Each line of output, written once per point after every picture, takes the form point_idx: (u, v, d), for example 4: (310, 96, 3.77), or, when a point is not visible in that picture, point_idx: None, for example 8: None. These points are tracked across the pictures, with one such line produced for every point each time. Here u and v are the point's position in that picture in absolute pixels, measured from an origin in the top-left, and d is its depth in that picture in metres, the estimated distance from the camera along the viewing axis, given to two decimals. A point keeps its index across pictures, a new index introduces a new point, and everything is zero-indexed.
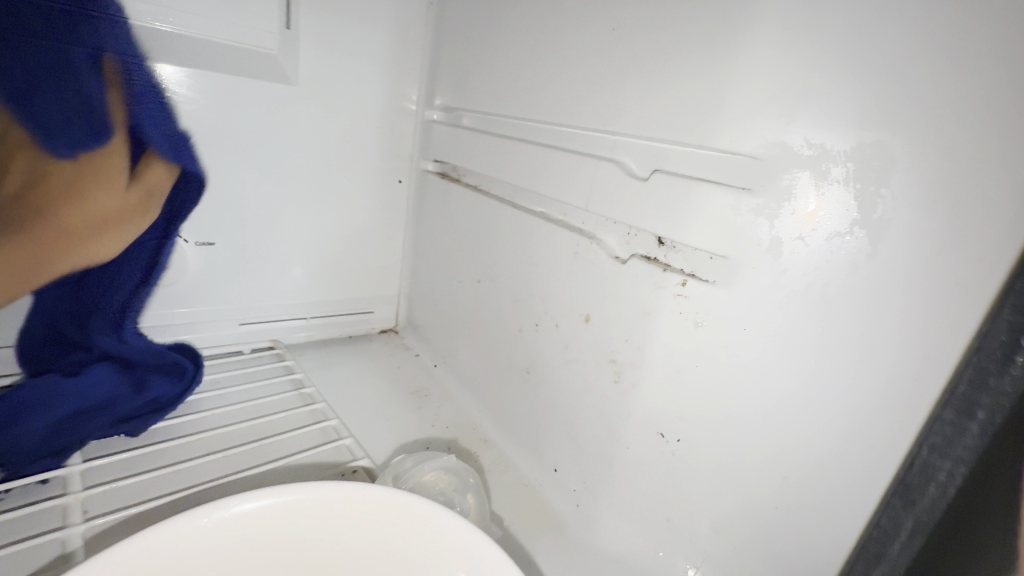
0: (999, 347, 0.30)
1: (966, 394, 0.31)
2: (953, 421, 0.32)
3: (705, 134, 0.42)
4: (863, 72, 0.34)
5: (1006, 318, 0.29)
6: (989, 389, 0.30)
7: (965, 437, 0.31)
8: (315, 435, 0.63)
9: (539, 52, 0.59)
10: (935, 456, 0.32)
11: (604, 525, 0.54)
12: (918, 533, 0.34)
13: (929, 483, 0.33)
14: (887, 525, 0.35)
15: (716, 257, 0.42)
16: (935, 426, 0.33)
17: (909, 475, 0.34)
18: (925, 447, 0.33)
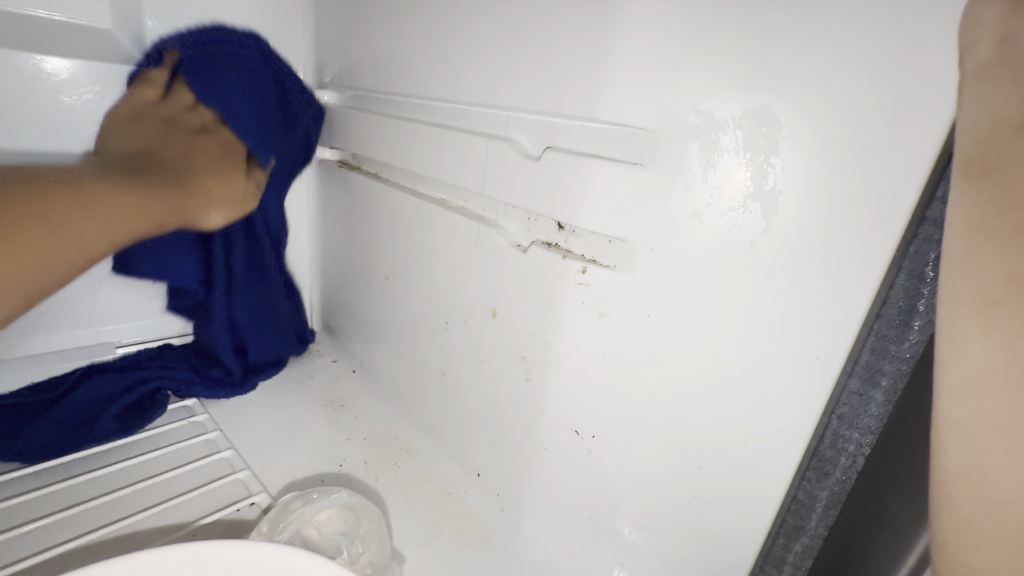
0: (898, 313, 0.30)
1: (870, 361, 0.31)
2: (858, 391, 0.32)
3: (593, 105, 0.38)
4: (743, 27, 0.30)
5: (902, 284, 0.29)
6: (891, 355, 0.31)
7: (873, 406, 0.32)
8: (204, 469, 0.57)
9: (419, 18, 0.52)
10: (843, 426, 0.33)
11: (529, 529, 0.51)
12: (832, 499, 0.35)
13: (839, 453, 0.34)
14: (804, 498, 0.36)
15: (615, 241, 0.39)
16: (841, 397, 0.33)
17: (822, 449, 0.34)
18: (833, 419, 0.33)
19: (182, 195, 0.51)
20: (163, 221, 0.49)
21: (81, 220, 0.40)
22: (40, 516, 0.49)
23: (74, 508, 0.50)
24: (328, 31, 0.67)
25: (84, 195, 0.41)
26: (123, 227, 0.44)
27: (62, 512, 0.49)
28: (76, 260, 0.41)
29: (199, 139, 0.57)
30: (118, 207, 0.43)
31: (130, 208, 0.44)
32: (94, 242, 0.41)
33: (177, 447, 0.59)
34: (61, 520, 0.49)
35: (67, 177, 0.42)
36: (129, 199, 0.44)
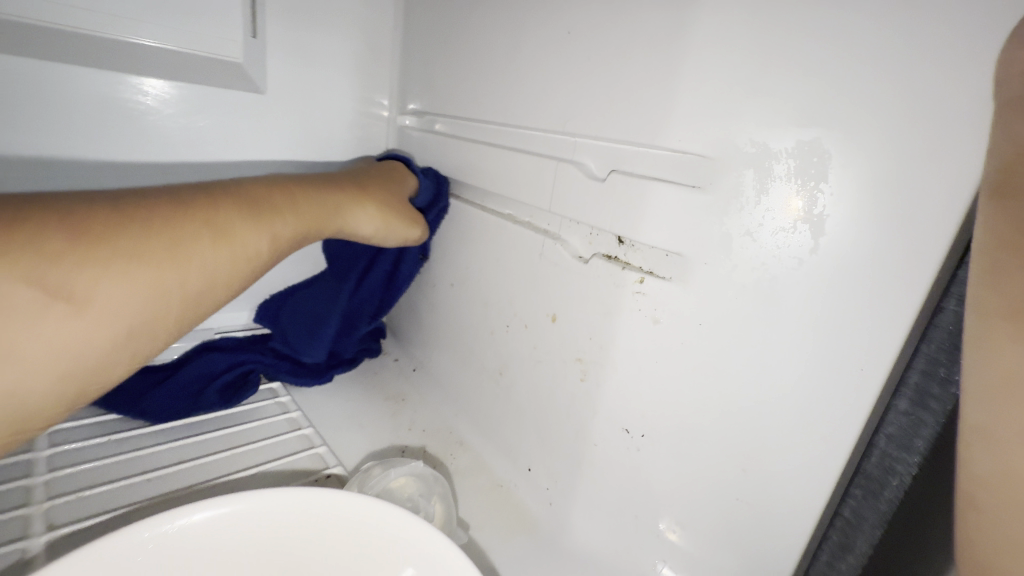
0: (948, 338, 0.32)
1: (919, 383, 0.34)
2: (906, 411, 0.35)
3: (657, 134, 0.43)
4: (801, 70, 0.34)
5: (952, 308, 0.31)
6: (939, 378, 0.33)
7: (921, 427, 0.34)
8: (290, 443, 0.64)
9: (502, 54, 0.59)
10: (893, 446, 0.35)
11: (576, 523, 0.54)
12: (881, 520, 0.37)
13: (888, 473, 0.36)
14: (852, 514, 0.38)
15: (671, 255, 0.43)
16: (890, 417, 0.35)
17: (868, 466, 0.37)
18: (879, 436, 0.36)
19: (338, 215, 0.58)
20: (320, 225, 0.55)
21: (224, 263, 0.42)
22: (159, 468, 0.57)
23: (186, 463, 0.58)
24: (413, 64, 0.76)
25: (257, 207, 0.47)
26: (282, 232, 0.48)
27: (175, 467, 0.57)
28: (249, 263, 0.45)
29: (363, 177, 0.64)
30: (271, 220, 0.47)
31: (305, 211, 0.52)
32: (257, 246, 0.45)
33: (266, 422, 0.67)
34: (175, 473, 0.57)
35: (212, 266, 0.41)
36: (288, 215, 0.49)
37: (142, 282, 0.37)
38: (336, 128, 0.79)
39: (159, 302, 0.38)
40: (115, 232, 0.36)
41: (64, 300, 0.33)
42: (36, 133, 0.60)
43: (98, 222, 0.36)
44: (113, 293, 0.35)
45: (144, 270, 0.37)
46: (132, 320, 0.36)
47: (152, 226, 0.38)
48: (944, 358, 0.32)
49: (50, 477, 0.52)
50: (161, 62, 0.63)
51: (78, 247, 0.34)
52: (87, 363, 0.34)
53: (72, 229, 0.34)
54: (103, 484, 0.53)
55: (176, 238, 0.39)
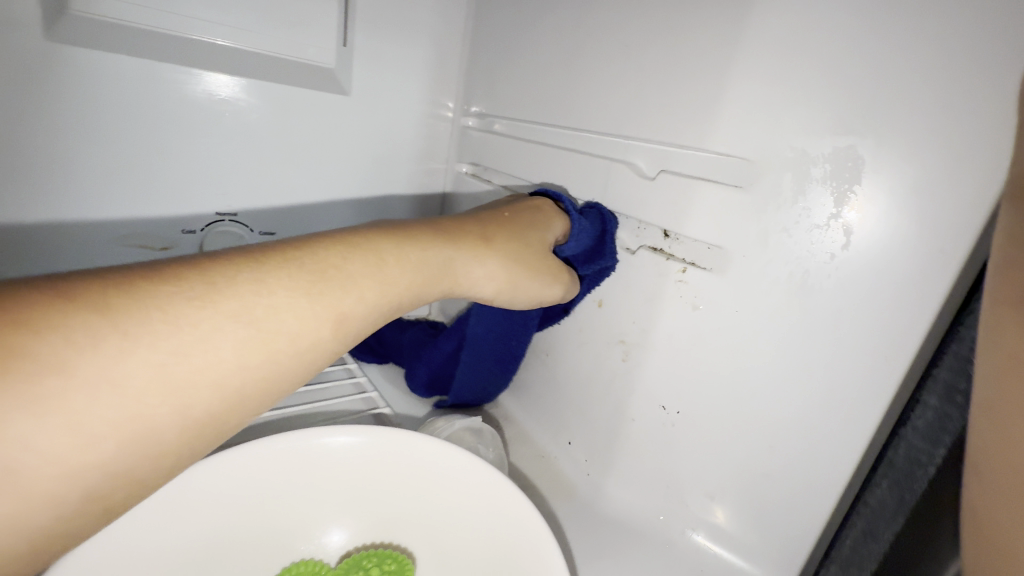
0: (976, 334, 0.33)
1: (948, 379, 0.35)
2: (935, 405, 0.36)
3: (705, 138, 0.47)
4: (842, 83, 0.38)
5: (981, 305, 0.33)
6: (966, 373, 0.34)
7: (947, 421, 0.35)
8: (358, 403, 0.72)
9: (565, 62, 0.64)
10: (918, 438, 0.37)
11: (612, 492, 0.59)
12: (901, 511, 0.38)
13: (913, 465, 0.37)
14: (877, 502, 0.40)
15: (713, 248, 0.47)
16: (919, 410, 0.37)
17: (896, 456, 0.39)
18: (907, 428, 0.38)
19: (432, 280, 0.45)
20: (417, 291, 0.43)
21: (281, 360, 0.33)
22: (252, 413, 0.66)
23: (273, 411, 0.67)
24: (479, 69, 0.83)
25: (332, 278, 0.36)
26: (356, 308, 0.37)
27: (265, 413, 0.66)
28: (310, 362, 0.35)
29: (494, 220, 0.54)
30: (338, 295, 0.36)
31: (371, 281, 0.39)
32: (313, 336, 0.35)
33: (337, 384, 0.75)
34: (264, 418, 0.66)
35: (267, 374, 0.33)
36: (366, 282, 0.38)
37: (164, 383, 0.29)
38: (406, 127, 0.86)
39: (181, 420, 0.29)
40: (126, 329, 0.28)
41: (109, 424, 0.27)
42: (164, 127, 0.69)
43: (98, 299, 0.28)
44: (143, 394, 0.28)
45: (178, 367, 0.29)
46: (146, 446, 0.28)
47: (186, 316, 0.30)
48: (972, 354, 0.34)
49: None
50: (269, 68, 0.73)
51: (87, 342, 0.27)
52: (72, 503, 0.27)
53: (76, 305, 0.27)
54: None
55: (197, 337, 0.30)
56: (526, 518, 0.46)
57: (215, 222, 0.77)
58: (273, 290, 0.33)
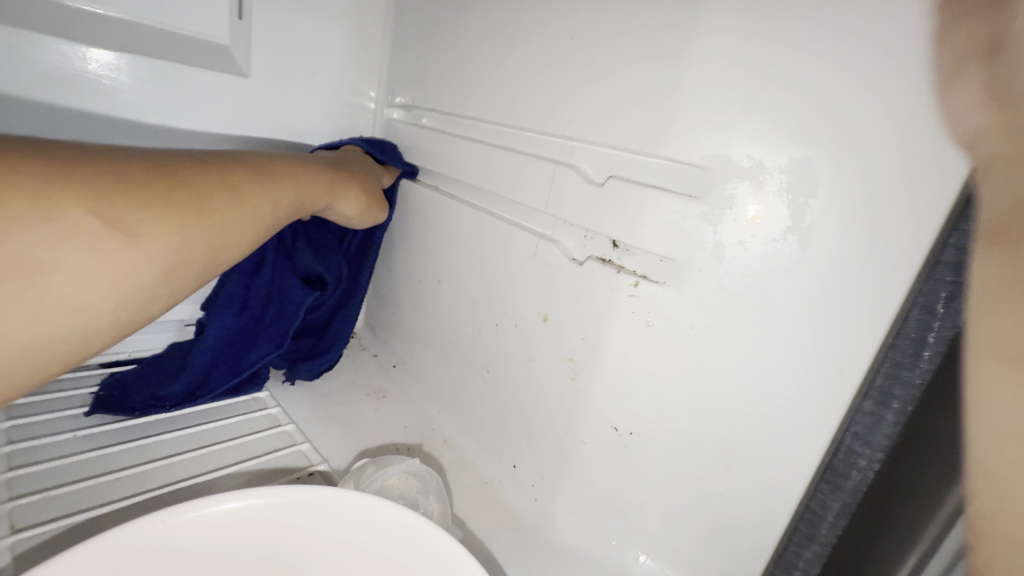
0: (911, 345, 0.34)
1: (883, 385, 0.36)
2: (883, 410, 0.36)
3: (657, 143, 0.44)
4: (797, 92, 0.37)
5: (917, 317, 0.33)
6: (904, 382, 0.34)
7: (882, 425, 0.36)
8: (271, 440, 0.61)
9: (503, 54, 0.59)
10: (858, 442, 0.38)
11: (561, 518, 0.56)
12: (844, 513, 0.39)
13: (851, 468, 0.38)
14: (817, 508, 0.41)
15: (666, 260, 0.44)
16: (856, 416, 0.37)
17: (835, 462, 0.39)
18: (846, 434, 0.38)
19: (295, 201, 0.55)
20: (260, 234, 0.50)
21: (211, 228, 0.43)
22: (132, 466, 0.53)
23: (161, 460, 0.54)
24: (404, 57, 0.74)
25: (223, 174, 0.46)
26: (267, 215, 0.50)
27: (149, 465, 0.53)
28: (216, 260, 0.45)
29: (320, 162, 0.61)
30: (246, 189, 0.48)
31: (247, 186, 0.48)
32: (243, 226, 0.47)
33: (243, 418, 0.64)
34: (148, 471, 0.53)
35: (222, 184, 0.46)
36: (283, 183, 0.53)
37: (139, 258, 0.37)
38: (321, 117, 0.76)
39: (214, 253, 0.44)
40: (74, 193, 0.34)
41: (121, 234, 0.36)
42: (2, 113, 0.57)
43: (137, 205, 0.37)
44: (154, 240, 0.38)
45: (80, 259, 0.33)
46: (131, 280, 0.37)
47: (153, 207, 0.38)
48: (906, 362, 0.34)
49: (13, 475, 0.48)
50: (145, 39, 0.60)
51: (126, 206, 0.37)
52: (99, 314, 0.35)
53: (185, 200, 0.41)
54: (70, 484, 0.49)
55: (200, 199, 0.42)
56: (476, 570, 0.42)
57: None
58: (213, 171, 0.46)
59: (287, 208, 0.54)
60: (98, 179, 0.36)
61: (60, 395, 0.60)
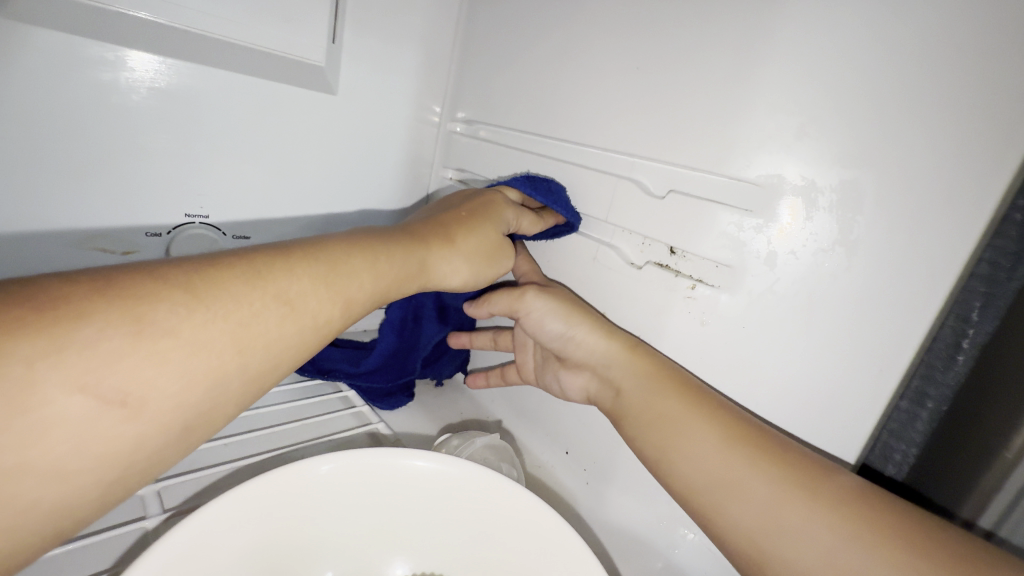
0: (944, 351, 0.44)
1: (919, 385, 0.46)
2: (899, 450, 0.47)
3: (717, 162, 0.50)
4: (847, 122, 0.42)
5: (950, 329, 0.44)
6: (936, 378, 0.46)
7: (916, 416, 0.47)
8: (348, 419, 0.68)
9: (569, 78, 0.65)
10: (895, 434, 0.48)
11: (611, 500, 0.60)
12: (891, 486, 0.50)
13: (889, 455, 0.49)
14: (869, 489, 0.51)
15: (721, 266, 0.50)
16: (896, 415, 0.47)
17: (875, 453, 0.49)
18: (886, 430, 0.48)
19: (317, 309, 0.42)
20: (249, 360, 0.37)
21: (162, 385, 0.33)
22: (236, 435, 0.60)
23: (260, 431, 0.62)
24: (470, 78, 0.82)
25: (284, 283, 0.40)
26: (321, 318, 0.42)
27: (250, 434, 0.60)
28: (208, 416, 0.36)
29: (420, 234, 0.55)
30: (306, 296, 0.41)
31: (310, 292, 0.42)
32: (286, 347, 0.40)
33: (323, 399, 0.70)
34: (249, 440, 0.60)
35: (252, 296, 0.38)
36: (313, 289, 0.42)
37: (75, 433, 0.29)
38: (392, 129, 0.83)
39: (221, 398, 0.36)
40: (44, 351, 0.29)
41: (121, 407, 0.31)
42: (120, 116, 0.60)
43: (120, 348, 0.31)
44: (162, 396, 0.33)
45: (61, 432, 0.29)
46: (127, 452, 0.32)
47: (86, 366, 0.30)
48: (939, 364, 0.45)
49: None
50: (254, 63, 0.67)
51: (123, 352, 0.31)
52: (51, 500, 0.29)
53: (121, 339, 0.31)
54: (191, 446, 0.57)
55: (225, 326, 0.36)
56: (560, 530, 0.47)
57: (185, 223, 0.69)
58: (263, 276, 0.39)
59: (360, 303, 0.47)
60: (103, 309, 0.31)
61: None
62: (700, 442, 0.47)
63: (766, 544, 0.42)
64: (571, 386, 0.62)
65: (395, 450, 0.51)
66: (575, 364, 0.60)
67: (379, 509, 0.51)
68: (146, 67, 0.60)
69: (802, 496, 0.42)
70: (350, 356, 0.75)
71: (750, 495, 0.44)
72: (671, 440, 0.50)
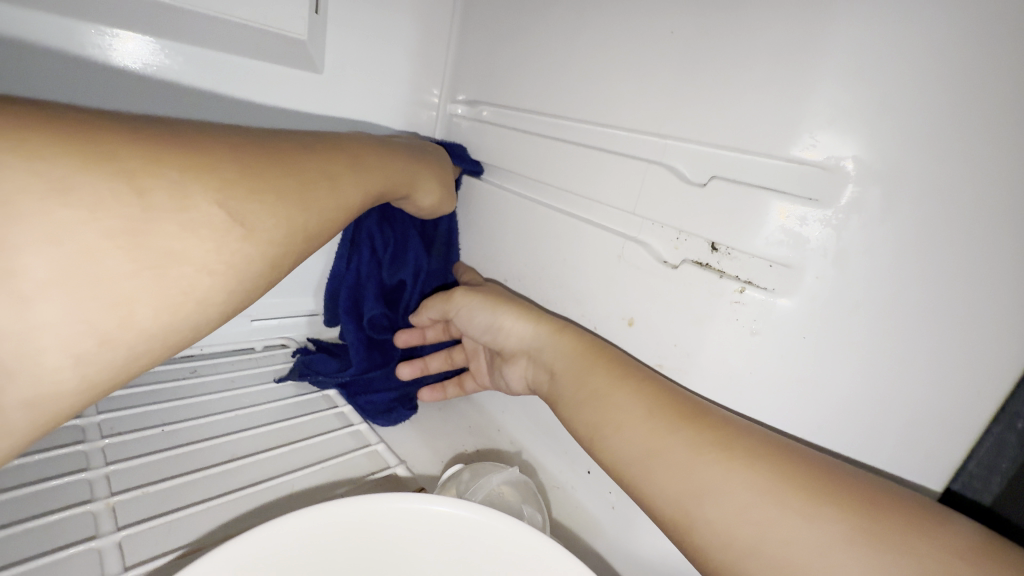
0: None
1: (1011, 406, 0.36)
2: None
3: (770, 142, 0.42)
4: (941, 89, 0.34)
5: None
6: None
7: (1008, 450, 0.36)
8: (344, 439, 0.61)
9: (587, 49, 0.57)
10: (976, 468, 0.37)
11: (641, 529, 0.54)
12: None
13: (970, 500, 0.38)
14: None
15: (776, 265, 0.42)
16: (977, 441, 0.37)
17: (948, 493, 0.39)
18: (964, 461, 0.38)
19: (362, 192, 0.49)
20: (314, 221, 0.42)
21: (264, 215, 0.36)
22: (217, 464, 0.53)
23: (245, 458, 0.54)
24: (472, 53, 0.73)
25: (323, 163, 0.45)
26: (355, 203, 0.48)
27: (232, 463, 0.53)
28: (282, 263, 0.39)
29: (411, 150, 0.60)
30: (348, 179, 0.47)
31: (350, 175, 0.47)
32: (334, 217, 0.45)
33: (316, 416, 0.63)
34: (231, 470, 0.53)
35: (304, 164, 0.42)
36: (354, 177, 0.48)
37: (201, 247, 0.32)
38: (388, 113, 0.75)
39: (292, 252, 0.40)
40: (179, 165, 0.32)
41: (241, 225, 0.34)
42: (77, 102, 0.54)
43: (226, 178, 0.34)
44: (265, 232, 0.36)
45: (187, 241, 0.31)
46: (234, 275, 0.34)
47: (208, 188, 0.33)
48: None
49: (111, 470, 0.49)
50: (225, 36, 0.59)
51: (233, 185, 0.34)
52: (174, 310, 0.31)
53: (229, 172, 0.35)
54: (164, 481, 0.49)
55: (296, 185, 0.40)
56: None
57: None
58: (305, 154, 0.43)
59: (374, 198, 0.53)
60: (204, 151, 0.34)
61: (138, 391, 0.60)
62: (625, 398, 0.46)
63: (694, 508, 0.38)
64: (512, 378, 0.60)
65: (420, 494, 0.44)
66: (511, 353, 0.59)
67: (384, 561, 0.45)
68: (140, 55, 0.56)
69: (769, 475, 0.37)
70: (364, 368, 0.67)
71: (671, 453, 0.41)
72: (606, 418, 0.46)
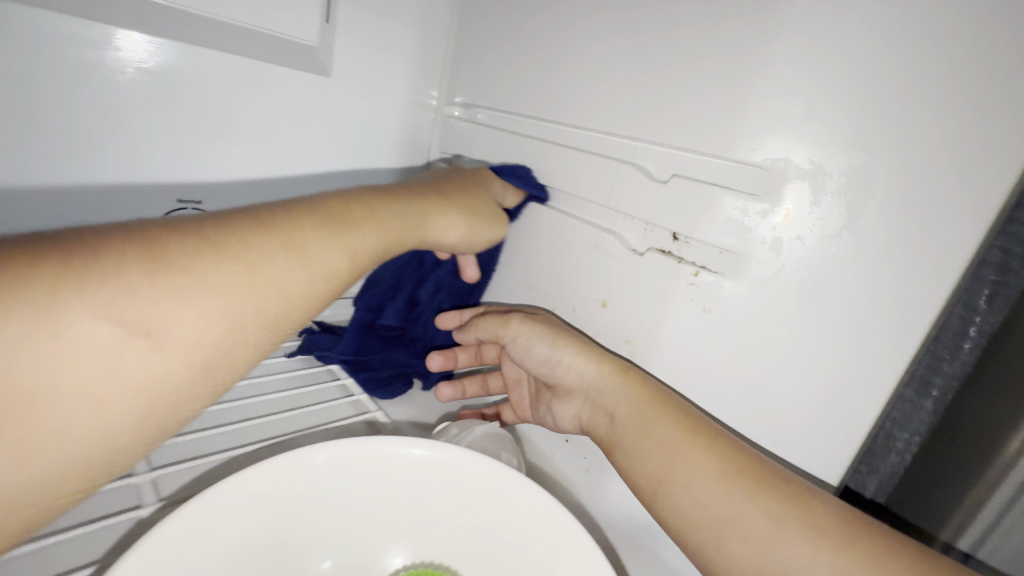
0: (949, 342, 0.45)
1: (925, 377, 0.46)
2: (902, 449, 0.50)
3: (721, 145, 0.48)
4: (856, 103, 0.41)
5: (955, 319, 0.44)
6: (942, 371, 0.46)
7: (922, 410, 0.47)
8: (346, 407, 0.67)
9: (570, 58, 0.63)
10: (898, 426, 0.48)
11: (612, 489, 0.60)
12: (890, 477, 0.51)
13: (890, 448, 0.49)
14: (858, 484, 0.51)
15: (725, 252, 0.49)
16: (899, 406, 0.47)
17: (876, 446, 0.50)
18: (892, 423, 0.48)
19: (333, 249, 0.43)
20: (269, 303, 0.38)
21: (185, 307, 0.33)
22: (233, 423, 0.60)
23: (258, 419, 0.61)
24: (468, 59, 0.80)
25: (288, 227, 0.41)
26: (328, 264, 0.43)
27: (246, 423, 0.60)
28: (233, 354, 0.37)
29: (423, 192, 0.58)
30: (305, 236, 0.41)
31: (320, 239, 0.42)
32: (298, 287, 0.40)
33: (320, 387, 0.69)
34: (246, 429, 0.60)
35: (276, 233, 0.40)
36: (322, 233, 0.43)
37: (85, 367, 0.30)
38: (389, 113, 0.81)
39: (240, 344, 0.37)
40: (64, 274, 0.29)
41: (142, 335, 0.32)
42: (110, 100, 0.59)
43: (126, 275, 0.31)
44: (183, 335, 0.33)
45: (65, 362, 0.29)
46: (156, 388, 0.32)
47: (102, 293, 0.30)
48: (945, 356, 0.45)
49: None
50: (243, 40, 0.64)
51: (155, 280, 0.32)
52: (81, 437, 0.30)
53: (141, 268, 0.32)
54: (188, 435, 0.57)
55: (240, 262, 0.37)
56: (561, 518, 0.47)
57: (177, 210, 0.67)
58: (280, 221, 0.41)
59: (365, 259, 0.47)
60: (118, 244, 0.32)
61: None
62: (669, 433, 0.49)
63: (705, 543, 0.44)
64: (563, 415, 0.60)
65: (408, 439, 0.51)
66: (566, 391, 0.59)
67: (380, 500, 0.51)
68: (139, 48, 0.59)
69: (788, 507, 0.42)
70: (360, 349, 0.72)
71: (719, 501, 0.44)
72: (659, 457, 0.48)
